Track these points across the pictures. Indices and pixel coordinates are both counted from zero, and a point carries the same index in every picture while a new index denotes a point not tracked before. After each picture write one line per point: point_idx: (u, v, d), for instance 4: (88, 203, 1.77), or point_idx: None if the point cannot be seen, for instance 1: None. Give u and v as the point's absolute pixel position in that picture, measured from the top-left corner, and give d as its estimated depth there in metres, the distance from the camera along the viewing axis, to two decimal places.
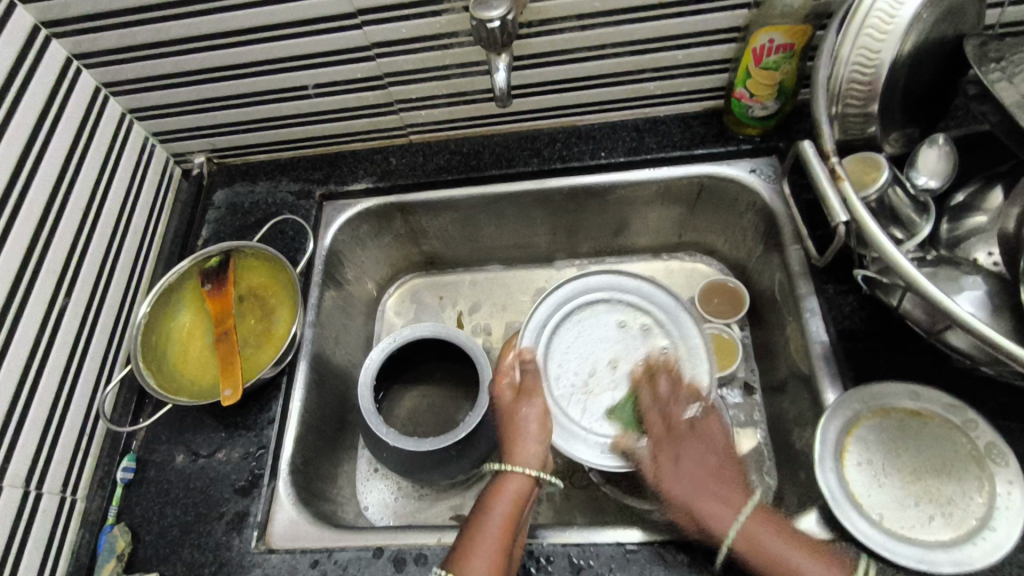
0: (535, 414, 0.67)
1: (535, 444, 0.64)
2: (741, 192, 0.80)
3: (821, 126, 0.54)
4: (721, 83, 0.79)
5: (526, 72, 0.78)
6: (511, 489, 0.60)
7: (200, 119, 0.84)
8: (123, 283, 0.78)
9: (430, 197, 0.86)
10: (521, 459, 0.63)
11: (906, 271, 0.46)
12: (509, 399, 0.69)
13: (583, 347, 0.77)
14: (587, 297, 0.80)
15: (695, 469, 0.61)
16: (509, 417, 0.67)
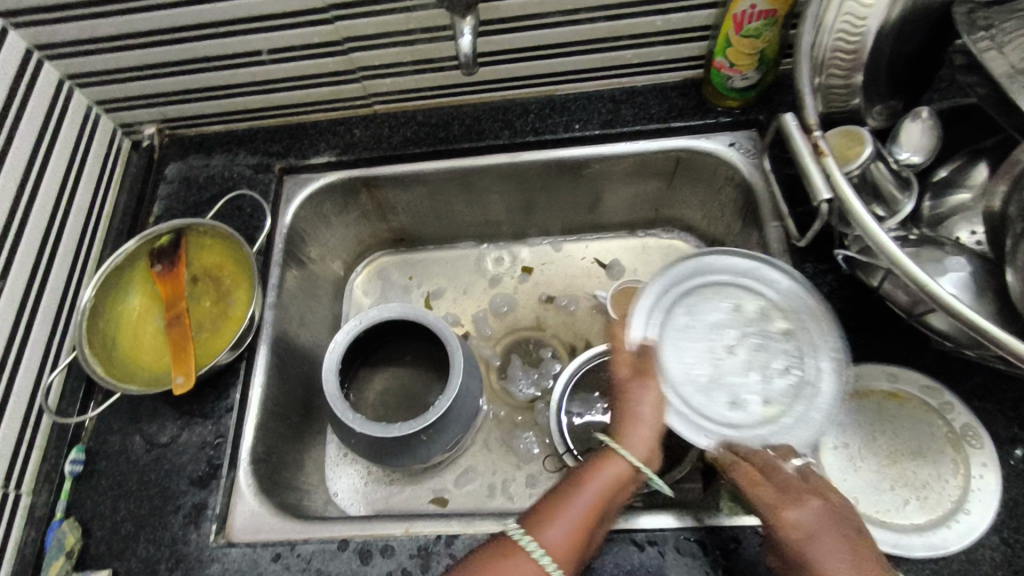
0: (650, 403, 0.54)
1: (643, 434, 0.53)
2: (719, 167, 0.78)
3: (803, 95, 0.50)
4: (701, 51, 0.76)
5: (495, 39, 0.74)
6: (611, 473, 0.51)
7: (147, 87, 0.78)
8: (66, 264, 0.73)
9: (396, 170, 0.82)
10: (628, 448, 0.52)
11: (888, 250, 0.43)
12: (628, 376, 0.56)
13: (695, 337, 0.62)
14: (693, 283, 0.64)
15: (815, 544, 0.45)
16: (619, 396, 0.55)
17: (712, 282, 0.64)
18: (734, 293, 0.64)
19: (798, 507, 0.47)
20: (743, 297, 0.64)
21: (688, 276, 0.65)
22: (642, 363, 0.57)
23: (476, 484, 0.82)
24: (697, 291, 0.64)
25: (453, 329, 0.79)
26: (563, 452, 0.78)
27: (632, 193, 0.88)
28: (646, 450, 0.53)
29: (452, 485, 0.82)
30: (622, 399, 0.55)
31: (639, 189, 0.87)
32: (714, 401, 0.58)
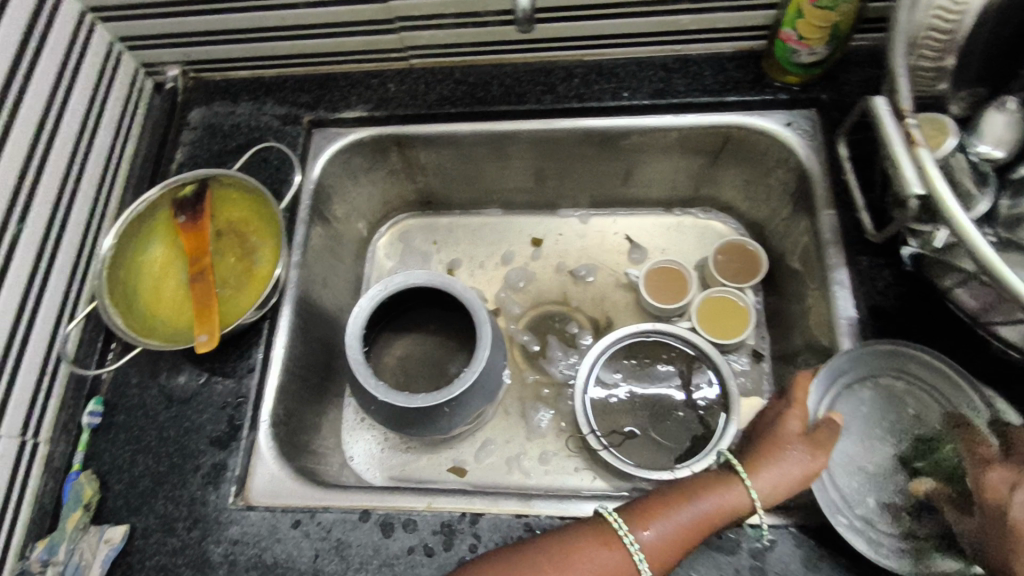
0: (799, 469, 0.54)
1: (776, 488, 0.54)
2: (773, 146, 0.74)
3: (898, 81, 0.47)
4: (764, 21, 0.71)
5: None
6: (729, 499, 0.53)
7: (174, 26, 0.74)
8: (86, 210, 0.70)
9: (430, 129, 0.77)
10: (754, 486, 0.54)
11: (985, 256, 0.40)
12: (797, 433, 0.56)
13: (857, 430, 0.60)
14: (872, 371, 0.60)
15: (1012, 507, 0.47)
16: (777, 441, 0.56)
17: (886, 370, 0.60)
18: (907, 388, 0.60)
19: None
20: (918, 395, 0.60)
21: (871, 363, 0.60)
22: (815, 433, 0.56)
23: (494, 458, 0.81)
24: (874, 381, 0.60)
25: (483, 302, 0.76)
26: (587, 433, 0.77)
27: (674, 168, 0.84)
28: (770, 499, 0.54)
29: (470, 456, 0.81)
30: (778, 449, 0.55)
31: (683, 164, 0.83)
32: (864, 495, 0.57)
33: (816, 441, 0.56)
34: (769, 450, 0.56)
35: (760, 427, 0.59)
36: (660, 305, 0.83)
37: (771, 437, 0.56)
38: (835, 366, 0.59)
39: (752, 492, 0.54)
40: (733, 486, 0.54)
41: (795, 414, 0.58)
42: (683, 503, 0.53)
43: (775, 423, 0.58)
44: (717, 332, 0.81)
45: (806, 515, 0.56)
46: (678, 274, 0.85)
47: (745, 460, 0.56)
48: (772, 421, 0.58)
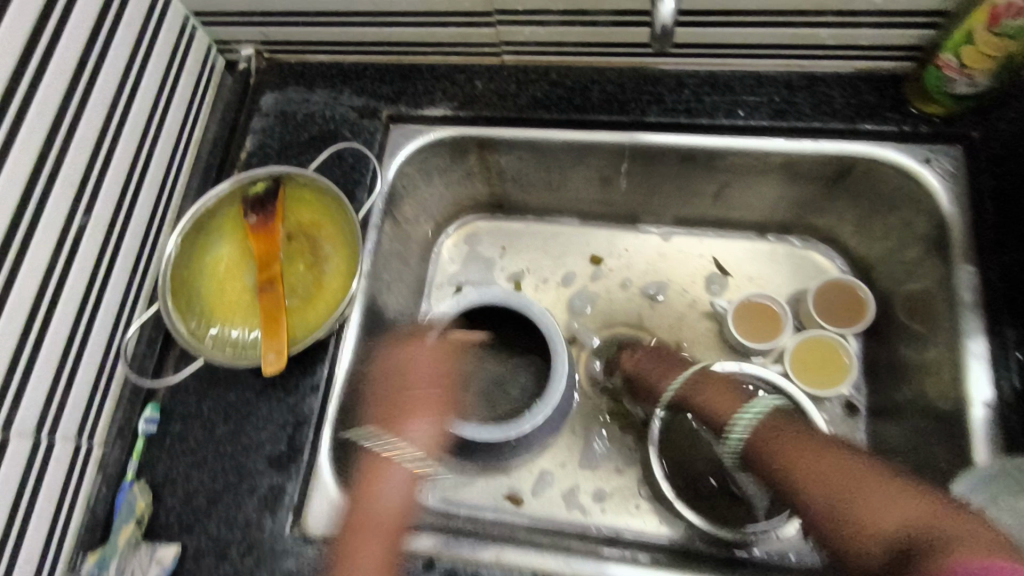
0: (437, 413, 0.60)
1: (427, 435, 0.59)
2: (906, 185, 0.66)
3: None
4: (915, 41, 0.62)
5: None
6: (393, 470, 0.56)
7: (254, 4, 0.68)
8: (152, 199, 0.66)
9: (519, 134, 0.71)
10: (404, 432, 0.58)
11: None
12: (433, 385, 0.62)
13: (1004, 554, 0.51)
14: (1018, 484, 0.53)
15: (699, 395, 0.68)
16: (412, 401, 0.60)
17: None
18: None
19: (642, 363, 0.76)
20: None
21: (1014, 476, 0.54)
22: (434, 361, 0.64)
23: (554, 490, 0.76)
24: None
25: (560, 331, 0.72)
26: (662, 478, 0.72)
27: (778, 194, 0.76)
28: (426, 447, 0.58)
29: (529, 485, 0.76)
30: (410, 404, 0.60)
31: (791, 190, 0.75)
32: None
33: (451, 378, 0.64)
34: (390, 404, 0.61)
35: (379, 370, 0.64)
36: (751, 344, 0.76)
37: (397, 389, 0.61)
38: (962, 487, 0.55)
39: (403, 443, 0.57)
40: (384, 459, 0.57)
41: (416, 359, 0.63)
42: (376, 483, 0.56)
43: (403, 376, 0.62)
44: (812, 382, 0.74)
45: None
46: (771, 308, 0.78)
47: (368, 415, 0.61)
48: (383, 362, 0.64)
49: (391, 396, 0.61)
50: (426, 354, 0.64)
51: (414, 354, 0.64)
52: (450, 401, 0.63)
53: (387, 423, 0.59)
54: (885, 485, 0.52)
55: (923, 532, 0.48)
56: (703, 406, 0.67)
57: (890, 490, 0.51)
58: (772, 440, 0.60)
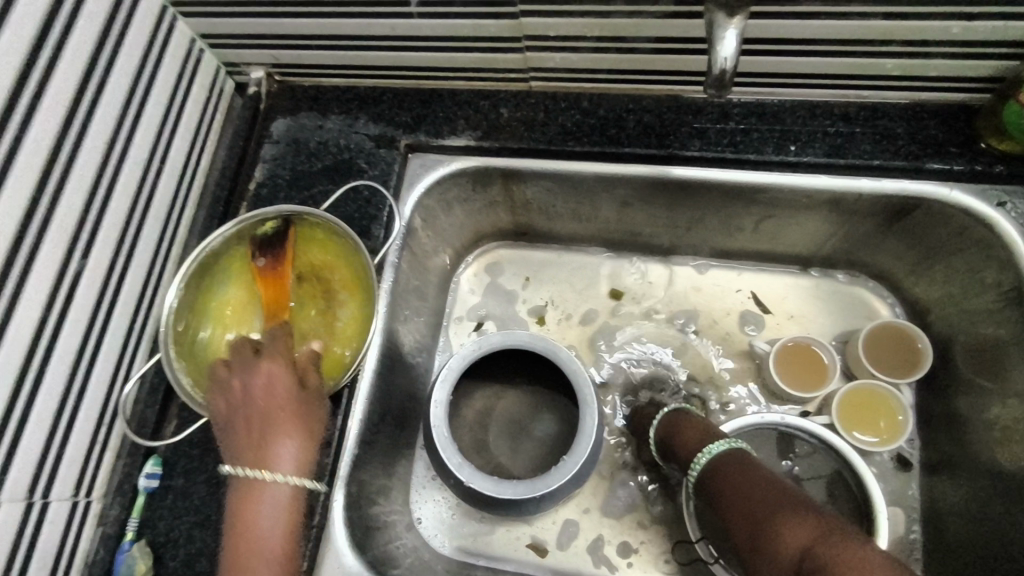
0: (302, 436, 0.54)
1: (296, 461, 0.54)
2: (973, 229, 0.60)
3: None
4: (994, 73, 0.55)
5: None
6: (267, 498, 0.53)
7: (264, 27, 0.64)
8: (154, 236, 0.62)
9: (547, 167, 0.66)
10: (272, 465, 0.53)
11: None
12: (278, 405, 0.54)
13: None
14: None
15: (672, 436, 0.65)
16: (259, 432, 0.54)
17: None
18: None
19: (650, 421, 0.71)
20: None
21: None
22: (304, 376, 0.56)
23: (579, 542, 0.71)
24: None
25: (588, 378, 0.66)
26: (696, 540, 0.67)
27: (828, 230, 0.70)
28: (301, 469, 0.54)
29: (553, 536, 0.71)
30: (269, 433, 0.54)
31: (843, 226, 0.68)
32: None
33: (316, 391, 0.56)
34: (255, 435, 0.54)
35: (227, 397, 0.55)
36: (795, 391, 0.70)
37: (254, 416, 0.54)
38: None
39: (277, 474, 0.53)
40: (259, 484, 0.53)
41: (269, 379, 0.55)
42: (250, 519, 0.52)
43: (257, 401, 0.54)
44: (864, 432, 0.68)
45: None
46: (817, 354, 0.72)
47: (239, 448, 0.54)
48: (230, 392, 0.55)
49: (241, 425, 0.54)
50: (286, 373, 0.55)
51: (246, 373, 0.55)
52: (313, 411, 0.55)
53: (254, 461, 0.53)
54: (800, 509, 0.51)
55: (818, 551, 0.47)
56: (674, 448, 0.64)
57: (801, 514, 0.51)
58: (721, 473, 0.58)
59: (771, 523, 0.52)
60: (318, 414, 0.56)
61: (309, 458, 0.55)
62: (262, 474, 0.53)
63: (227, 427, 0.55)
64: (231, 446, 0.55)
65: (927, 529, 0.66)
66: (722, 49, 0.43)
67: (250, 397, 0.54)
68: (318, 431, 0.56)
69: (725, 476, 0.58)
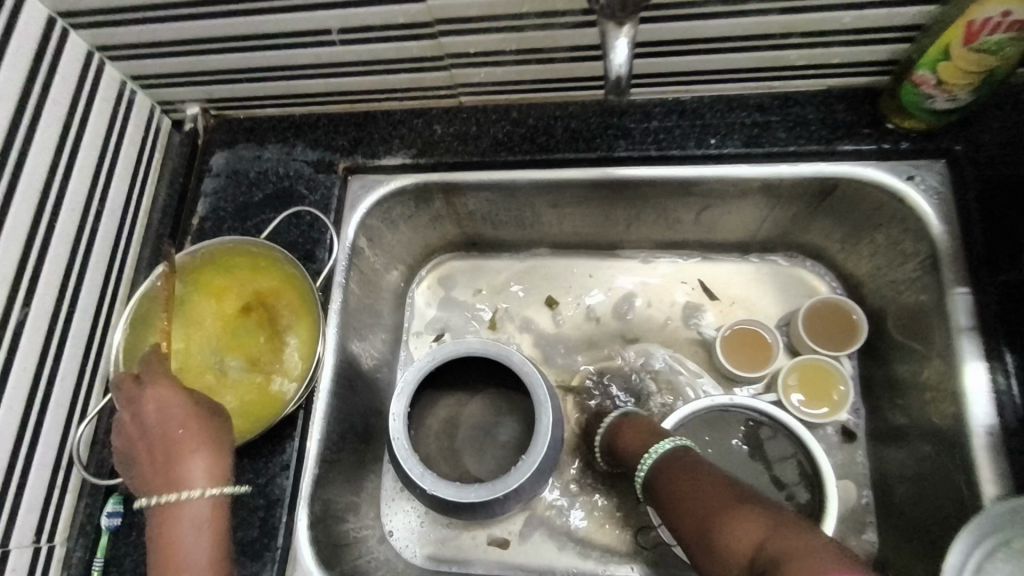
0: (215, 447, 0.51)
1: (208, 471, 0.50)
2: (887, 203, 0.63)
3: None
4: (890, 56, 0.59)
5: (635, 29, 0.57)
6: (187, 518, 0.49)
7: (193, 64, 0.65)
8: (98, 277, 0.63)
9: (483, 178, 0.68)
10: (180, 480, 0.50)
11: None
12: (174, 424, 0.51)
13: None
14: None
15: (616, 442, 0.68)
16: (163, 459, 0.50)
17: None
18: None
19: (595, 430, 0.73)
20: None
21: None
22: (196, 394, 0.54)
23: (548, 539, 0.72)
24: None
25: (543, 379, 0.68)
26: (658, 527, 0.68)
27: (760, 216, 0.72)
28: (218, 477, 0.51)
29: (522, 537, 0.72)
30: (171, 454, 0.50)
31: (771, 211, 0.71)
32: None
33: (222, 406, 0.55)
34: (159, 459, 0.51)
35: (124, 436, 0.52)
36: (740, 373, 0.73)
37: (155, 444, 0.51)
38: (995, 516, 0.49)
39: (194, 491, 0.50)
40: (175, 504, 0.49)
41: (158, 401, 0.52)
42: (170, 545, 0.48)
43: (153, 426, 0.52)
44: (807, 406, 0.71)
45: None
46: (761, 335, 0.75)
47: (149, 484, 0.51)
48: (125, 425, 0.52)
49: (144, 460, 0.51)
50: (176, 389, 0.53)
51: (134, 405, 0.52)
52: (217, 419, 0.53)
53: (163, 490, 0.50)
54: (749, 505, 0.52)
55: (768, 545, 0.48)
56: (620, 451, 0.67)
57: (750, 510, 0.51)
58: (667, 474, 0.60)
59: (725, 524, 0.52)
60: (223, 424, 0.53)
61: (224, 466, 0.51)
62: (176, 496, 0.49)
63: (133, 468, 0.52)
64: (143, 486, 0.51)
65: (877, 493, 0.68)
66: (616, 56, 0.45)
67: (146, 429, 0.52)
68: (229, 439, 0.53)
69: (677, 486, 0.59)
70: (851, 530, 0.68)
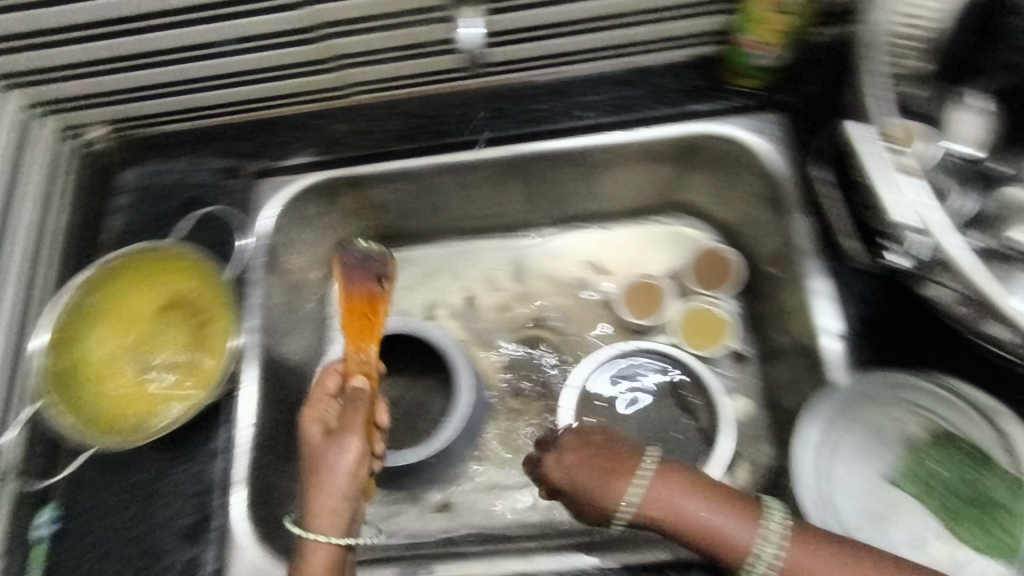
0: (347, 458, 0.56)
1: (336, 510, 0.54)
2: (737, 153, 0.71)
3: (872, 106, 0.49)
4: (719, 26, 0.68)
5: (491, 19, 0.65)
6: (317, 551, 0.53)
7: (91, 86, 0.68)
8: (16, 297, 0.65)
9: (383, 167, 0.73)
10: (320, 505, 0.54)
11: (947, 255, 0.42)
12: (325, 445, 0.57)
13: (864, 461, 0.59)
14: (866, 398, 0.58)
15: (594, 478, 0.57)
16: (314, 475, 0.56)
17: (872, 404, 0.59)
18: (904, 414, 0.58)
19: (562, 457, 0.60)
20: (914, 414, 0.58)
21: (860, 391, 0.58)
22: (345, 414, 0.59)
23: (484, 500, 0.76)
24: (872, 403, 0.59)
25: (458, 345, 0.76)
26: None
27: (641, 179, 0.80)
28: (340, 514, 0.54)
29: (460, 501, 0.76)
30: (318, 475, 0.56)
31: (649, 175, 0.79)
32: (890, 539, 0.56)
33: (356, 416, 0.59)
34: (312, 475, 0.56)
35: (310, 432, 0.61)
36: (636, 320, 0.81)
37: (313, 457, 0.57)
38: (831, 401, 0.58)
39: (324, 517, 0.54)
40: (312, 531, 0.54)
41: (321, 413, 0.60)
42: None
43: (314, 436, 0.58)
44: (697, 343, 0.79)
45: None
46: (651, 285, 0.82)
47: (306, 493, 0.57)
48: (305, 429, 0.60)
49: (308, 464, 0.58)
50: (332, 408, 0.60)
51: (311, 415, 0.60)
52: (354, 441, 0.57)
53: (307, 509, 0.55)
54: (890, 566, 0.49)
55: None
56: (672, 518, 0.53)
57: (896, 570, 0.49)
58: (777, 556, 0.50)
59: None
60: (360, 453, 0.56)
61: (345, 507, 0.55)
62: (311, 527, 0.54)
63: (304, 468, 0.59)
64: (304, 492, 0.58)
65: (770, 412, 0.76)
66: None
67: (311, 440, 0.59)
68: (360, 473, 0.56)
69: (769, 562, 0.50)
70: (749, 448, 0.75)
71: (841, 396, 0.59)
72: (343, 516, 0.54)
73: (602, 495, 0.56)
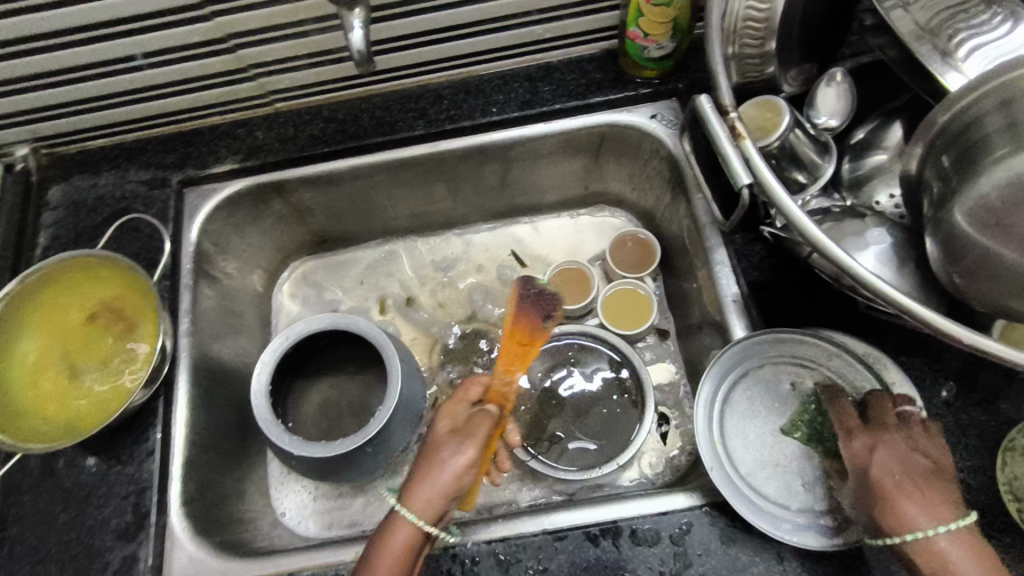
0: (461, 461, 0.57)
1: (429, 505, 0.56)
2: (640, 138, 0.77)
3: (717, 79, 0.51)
4: (611, 22, 0.74)
5: (379, 26, 0.70)
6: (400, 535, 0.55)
7: (11, 105, 0.70)
8: None
9: (306, 170, 0.76)
10: (417, 489, 0.56)
11: (791, 214, 0.46)
12: (446, 434, 0.60)
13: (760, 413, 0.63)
14: (757, 355, 0.64)
15: (904, 486, 0.51)
16: (425, 455, 0.59)
17: (765, 360, 0.64)
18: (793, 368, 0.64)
19: (875, 450, 0.53)
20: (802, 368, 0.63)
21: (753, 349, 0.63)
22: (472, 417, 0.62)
23: None
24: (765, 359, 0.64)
25: (388, 335, 0.73)
26: (528, 460, 0.74)
27: (560, 171, 0.84)
28: (429, 510, 0.55)
29: None
30: (430, 458, 0.58)
31: (568, 166, 0.83)
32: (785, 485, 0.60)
33: (480, 425, 0.61)
34: (424, 461, 0.58)
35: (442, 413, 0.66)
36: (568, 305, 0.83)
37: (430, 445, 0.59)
38: (728, 357, 0.63)
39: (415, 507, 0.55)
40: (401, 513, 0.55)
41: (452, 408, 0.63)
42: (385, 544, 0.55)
43: (440, 421, 0.62)
44: (623, 324, 0.82)
45: (713, 493, 0.60)
46: (580, 271, 0.85)
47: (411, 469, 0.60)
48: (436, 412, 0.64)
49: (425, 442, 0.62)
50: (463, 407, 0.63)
51: (446, 411, 0.63)
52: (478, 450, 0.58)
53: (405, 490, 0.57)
54: None
55: None
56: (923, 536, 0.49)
57: None
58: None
59: None
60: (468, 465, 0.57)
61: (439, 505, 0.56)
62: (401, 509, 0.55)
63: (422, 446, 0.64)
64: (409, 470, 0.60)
65: (693, 382, 0.80)
66: (353, 35, 0.55)
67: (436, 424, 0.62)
68: (467, 479, 0.57)
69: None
70: (675, 417, 0.79)
71: (734, 354, 0.63)
72: (433, 508, 0.56)
73: (887, 492, 0.51)
